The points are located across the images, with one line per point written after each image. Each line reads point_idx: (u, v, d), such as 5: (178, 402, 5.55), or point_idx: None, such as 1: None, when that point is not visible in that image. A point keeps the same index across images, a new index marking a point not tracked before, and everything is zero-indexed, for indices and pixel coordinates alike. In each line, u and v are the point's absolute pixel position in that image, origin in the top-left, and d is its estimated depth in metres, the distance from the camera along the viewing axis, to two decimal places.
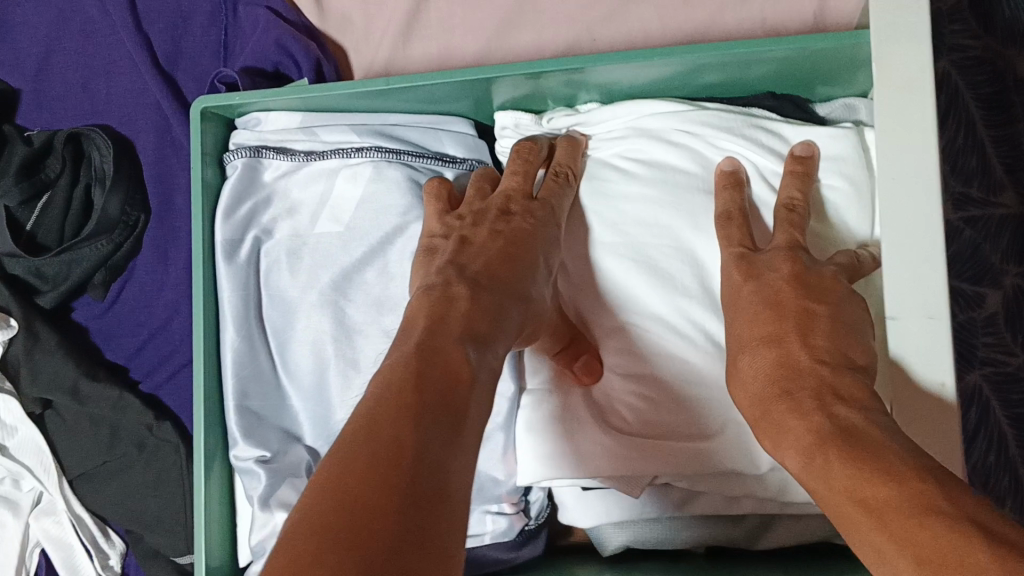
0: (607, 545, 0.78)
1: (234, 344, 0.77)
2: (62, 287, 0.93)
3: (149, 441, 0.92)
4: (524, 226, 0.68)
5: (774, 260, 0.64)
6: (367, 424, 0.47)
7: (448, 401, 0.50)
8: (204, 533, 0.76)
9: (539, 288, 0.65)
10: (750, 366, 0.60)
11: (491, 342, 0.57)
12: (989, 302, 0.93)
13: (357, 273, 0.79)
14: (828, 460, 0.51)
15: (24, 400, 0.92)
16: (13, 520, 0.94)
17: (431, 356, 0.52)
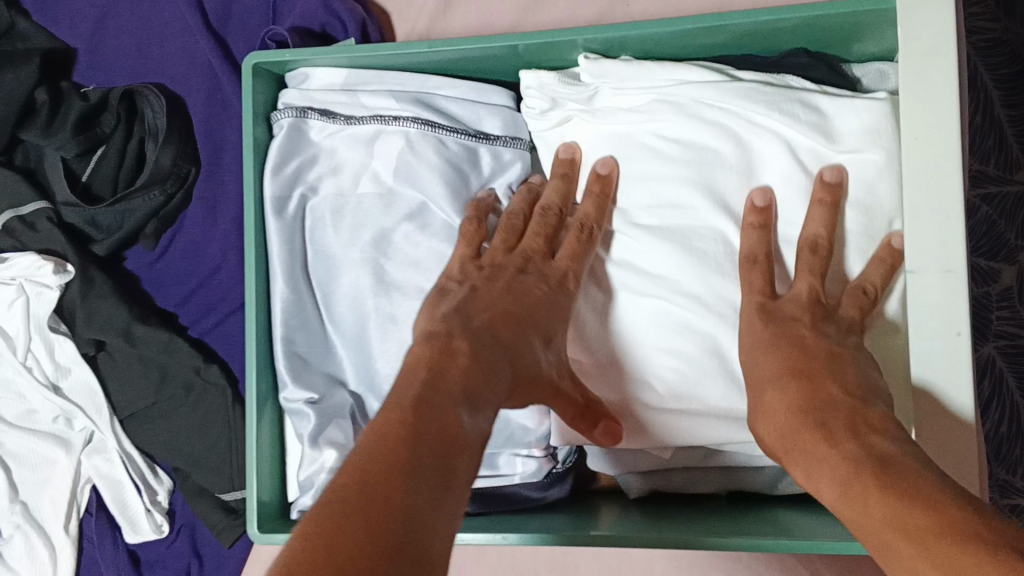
0: (631, 491, 0.84)
1: (283, 295, 0.80)
2: (116, 235, 0.98)
3: (196, 382, 0.98)
4: (521, 284, 0.72)
5: (797, 307, 0.69)
6: (355, 472, 0.49)
7: (439, 454, 0.53)
8: (257, 469, 0.79)
9: (534, 342, 0.68)
10: (780, 413, 0.64)
11: (483, 405, 0.59)
12: (1003, 277, 1.06)
13: (395, 233, 0.81)
14: (860, 487, 0.55)
15: (79, 342, 0.97)
16: (66, 457, 0.99)
17: (426, 412, 0.55)
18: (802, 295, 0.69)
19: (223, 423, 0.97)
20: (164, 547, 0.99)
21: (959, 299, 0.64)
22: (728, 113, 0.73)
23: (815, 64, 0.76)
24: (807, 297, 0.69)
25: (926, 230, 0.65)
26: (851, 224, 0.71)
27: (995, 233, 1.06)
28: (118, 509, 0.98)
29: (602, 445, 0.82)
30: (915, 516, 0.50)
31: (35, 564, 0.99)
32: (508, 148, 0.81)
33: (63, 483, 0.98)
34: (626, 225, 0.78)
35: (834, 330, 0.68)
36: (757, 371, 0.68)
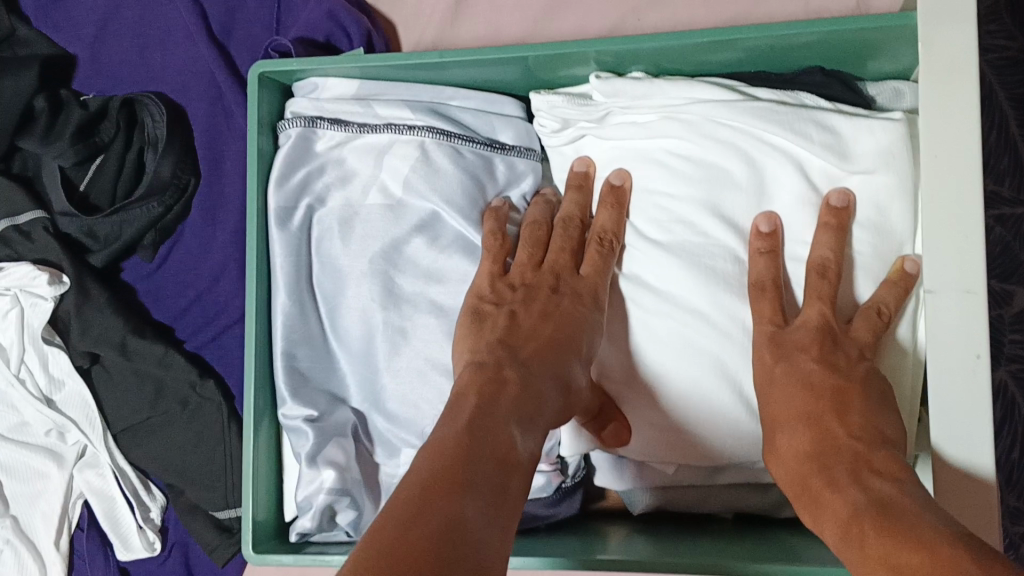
0: (637, 507, 0.82)
1: (286, 306, 0.78)
2: (114, 245, 0.96)
3: (193, 398, 0.95)
4: (561, 304, 0.70)
5: (802, 338, 0.66)
6: (417, 487, 0.51)
7: (496, 476, 0.54)
8: (251, 486, 0.77)
9: (575, 370, 0.67)
10: (790, 456, 0.62)
11: (535, 427, 0.60)
12: (1015, 300, 1.05)
13: (405, 244, 0.79)
14: (863, 538, 0.52)
15: (73, 353, 0.95)
16: (58, 471, 0.97)
17: (485, 432, 0.56)
18: (816, 326, 0.66)
19: (219, 439, 0.94)
20: (156, 565, 0.97)
21: (977, 317, 0.60)
22: (738, 131, 0.71)
23: (830, 82, 0.74)
24: (826, 325, 0.66)
25: (943, 241, 0.61)
26: (859, 245, 0.69)
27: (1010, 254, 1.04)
28: (110, 526, 0.96)
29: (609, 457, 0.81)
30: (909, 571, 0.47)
31: None
32: (524, 159, 0.81)
33: (54, 497, 0.97)
34: (636, 239, 0.76)
35: (841, 352, 0.65)
36: (769, 409, 0.65)
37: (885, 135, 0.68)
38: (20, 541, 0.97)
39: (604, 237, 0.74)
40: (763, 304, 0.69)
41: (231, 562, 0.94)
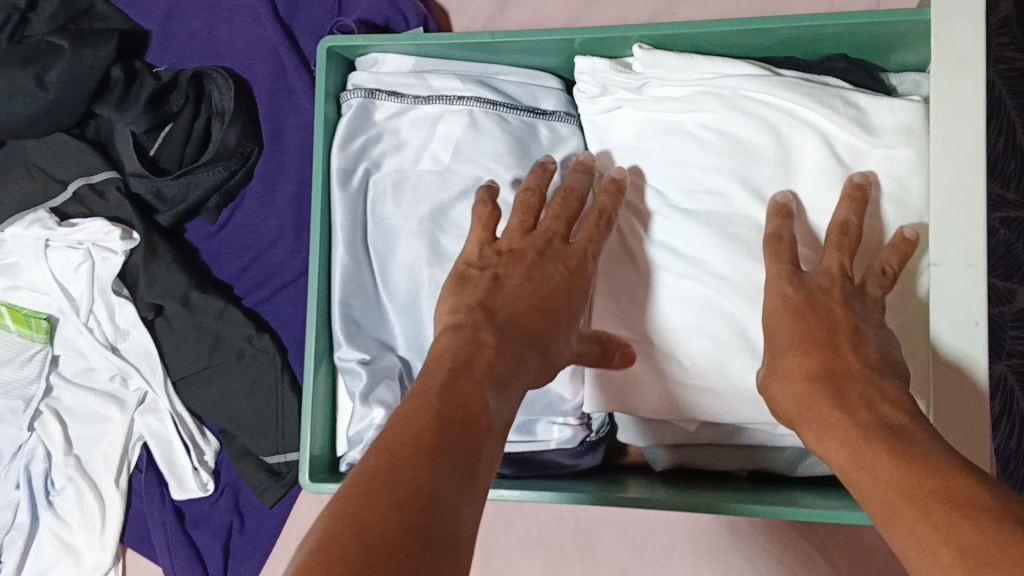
0: (659, 464, 0.89)
1: (343, 260, 0.85)
2: (179, 207, 1.04)
3: (247, 351, 1.03)
4: (540, 273, 0.71)
5: (824, 282, 0.72)
6: (383, 454, 0.49)
7: (468, 439, 0.52)
8: (310, 422, 0.84)
9: (552, 340, 0.67)
10: (796, 384, 0.67)
11: (510, 393, 0.60)
12: (1018, 297, 1.11)
13: (452, 207, 0.86)
14: (866, 459, 0.57)
15: (140, 305, 1.02)
16: (120, 414, 1.04)
17: (456, 398, 0.55)
18: (826, 283, 0.72)
19: (272, 388, 1.02)
20: (208, 505, 1.04)
21: (977, 288, 0.70)
22: (767, 107, 0.79)
23: (852, 69, 0.82)
24: (830, 283, 0.72)
25: (952, 226, 0.71)
26: (884, 214, 0.78)
27: (1013, 254, 1.11)
28: (167, 467, 1.03)
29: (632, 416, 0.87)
30: (911, 483, 0.52)
31: (83, 514, 1.05)
32: (565, 123, 0.87)
33: (116, 440, 1.04)
34: (669, 208, 0.82)
35: (853, 301, 0.71)
36: (779, 344, 0.71)
37: (904, 115, 0.78)
38: (82, 479, 1.04)
39: (604, 215, 0.78)
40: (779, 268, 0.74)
41: (279, 503, 1.02)
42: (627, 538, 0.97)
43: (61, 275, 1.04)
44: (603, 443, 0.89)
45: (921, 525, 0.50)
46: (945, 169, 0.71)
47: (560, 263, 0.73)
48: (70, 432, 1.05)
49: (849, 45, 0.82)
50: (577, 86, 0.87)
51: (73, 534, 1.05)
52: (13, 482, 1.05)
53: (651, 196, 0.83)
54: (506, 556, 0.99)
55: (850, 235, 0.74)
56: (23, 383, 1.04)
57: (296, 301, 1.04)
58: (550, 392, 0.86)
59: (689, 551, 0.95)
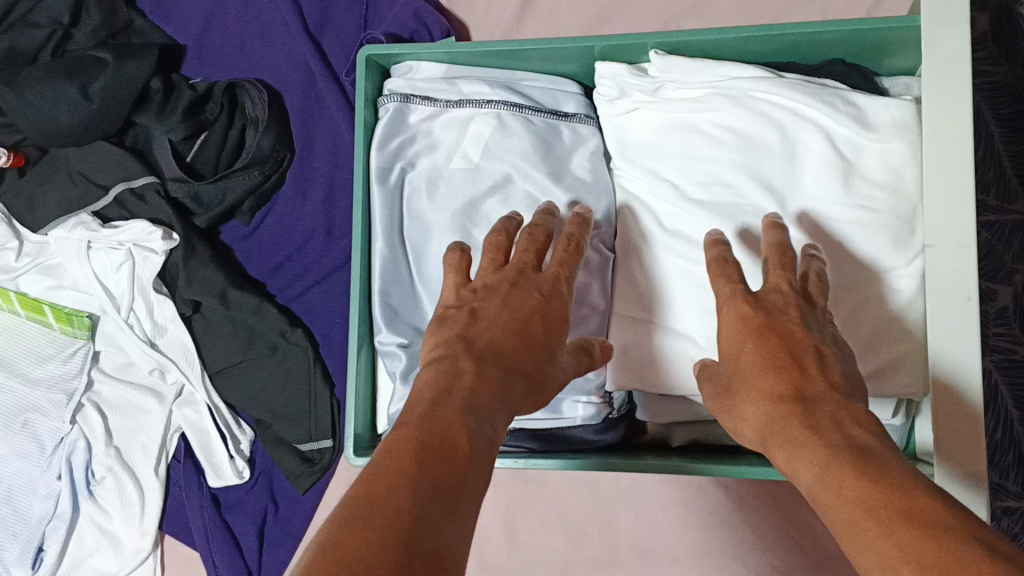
0: (674, 440, 0.95)
1: (382, 251, 0.92)
2: (216, 210, 1.10)
3: (283, 345, 1.08)
4: (513, 303, 0.73)
5: (783, 303, 0.75)
6: (368, 487, 0.49)
7: (452, 471, 0.52)
8: (354, 401, 0.90)
9: (534, 369, 0.69)
10: (763, 408, 0.66)
11: (493, 417, 0.60)
12: (999, 296, 1.18)
13: (482, 202, 0.93)
14: (829, 477, 0.56)
15: (179, 302, 1.08)
16: (159, 406, 1.09)
17: (438, 432, 0.55)
18: (787, 314, 0.73)
19: (306, 380, 1.08)
20: (243, 492, 1.10)
21: (968, 265, 0.78)
22: (773, 105, 0.87)
23: (850, 73, 0.90)
24: (785, 310, 0.74)
25: (948, 209, 0.79)
26: (883, 203, 0.86)
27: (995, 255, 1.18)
28: (204, 456, 1.08)
29: (649, 395, 0.93)
30: (872, 499, 0.52)
31: (123, 503, 1.10)
32: (586, 124, 0.94)
33: (156, 431, 1.09)
34: (684, 199, 0.89)
35: (811, 324, 0.74)
36: (746, 369, 0.70)
37: (897, 113, 0.86)
38: (123, 470, 1.09)
39: (572, 241, 0.84)
40: (748, 300, 0.75)
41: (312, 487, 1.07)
42: (644, 517, 1.03)
43: (102, 274, 1.09)
44: (623, 421, 0.96)
45: (883, 542, 0.49)
46: (936, 158, 0.80)
47: (536, 294, 0.75)
48: (111, 424, 1.10)
49: (845, 51, 0.91)
50: (598, 89, 0.94)
51: (112, 522, 1.10)
52: (56, 472, 1.10)
53: (668, 189, 0.90)
54: (528, 536, 1.05)
55: (784, 258, 0.79)
56: (65, 377, 1.09)
57: (327, 297, 1.11)
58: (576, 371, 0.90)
59: (702, 528, 1.01)
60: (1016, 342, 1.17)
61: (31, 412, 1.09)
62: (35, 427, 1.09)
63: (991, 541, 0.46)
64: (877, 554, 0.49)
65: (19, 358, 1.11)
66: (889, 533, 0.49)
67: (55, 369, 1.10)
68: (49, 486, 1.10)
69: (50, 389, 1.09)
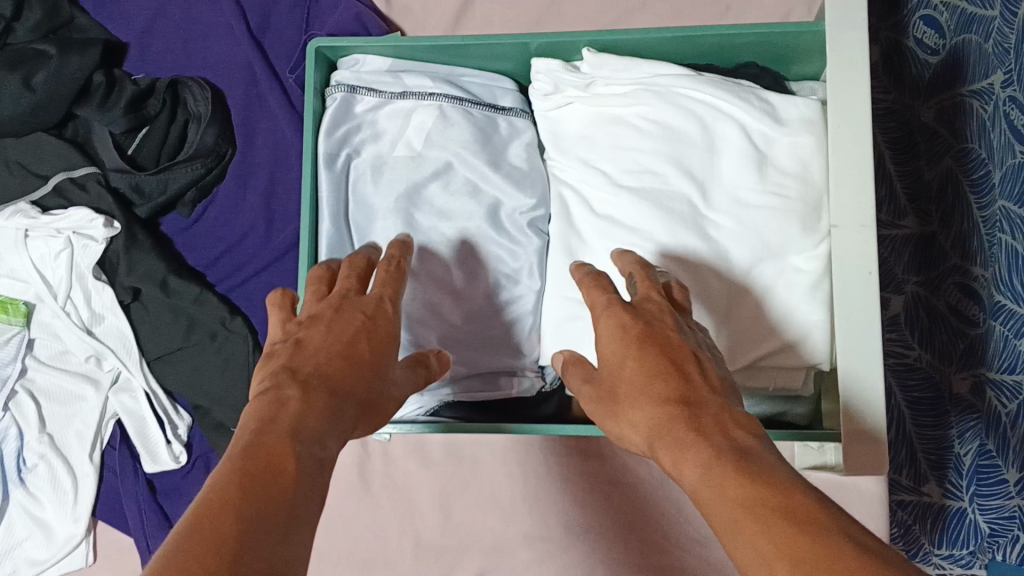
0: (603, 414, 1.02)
1: (328, 231, 0.96)
2: (157, 200, 1.13)
3: (221, 333, 1.11)
4: (339, 326, 0.69)
5: (655, 309, 0.73)
6: (195, 531, 0.45)
7: (285, 502, 0.50)
8: None
9: (365, 385, 0.66)
10: (645, 413, 0.65)
11: (322, 436, 0.57)
12: (892, 304, 1.30)
13: (423, 187, 0.98)
14: (710, 485, 0.56)
15: (118, 291, 1.10)
16: (95, 392, 1.11)
17: (271, 464, 0.52)
18: (652, 320, 0.72)
19: (243, 366, 1.09)
20: (180, 476, 1.11)
21: (870, 241, 0.87)
22: (694, 101, 0.95)
23: (762, 74, 0.99)
24: (660, 317, 0.72)
25: (855, 191, 0.88)
26: (794, 190, 0.93)
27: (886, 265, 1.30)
28: (141, 442, 1.10)
29: None
30: (758, 503, 0.52)
31: (57, 490, 1.10)
32: (521, 118, 1.01)
33: (92, 418, 1.10)
34: (613, 185, 0.95)
35: (683, 330, 0.73)
36: (626, 372, 0.69)
37: (805, 110, 0.95)
38: (55, 456, 1.10)
39: (393, 263, 0.82)
40: (619, 307, 0.73)
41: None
42: (573, 495, 1.08)
43: (40, 263, 1.11)
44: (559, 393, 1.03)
45: (773, 543, 0.49)
46: (841, 144, 0.89)
47: (360, 314, 0.71)
48: (44, 412, 1.11)
49: (760, 54, 1.00)
50: (533, 84, 1.02)
51: (44, 510, 1.10)
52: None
53: (599, 177, 0.96)
54: (462, 514, 1.08)
55: (653, 285, 0.77)
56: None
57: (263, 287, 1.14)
58: (511, 347, 0.97)
59: (628, 504, 1.07)
60: (908, 346, 1.29)
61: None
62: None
63: (868, 543, 0.48)
64: (766, 557, 0.49)
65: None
66: (778, 534, 0.50)
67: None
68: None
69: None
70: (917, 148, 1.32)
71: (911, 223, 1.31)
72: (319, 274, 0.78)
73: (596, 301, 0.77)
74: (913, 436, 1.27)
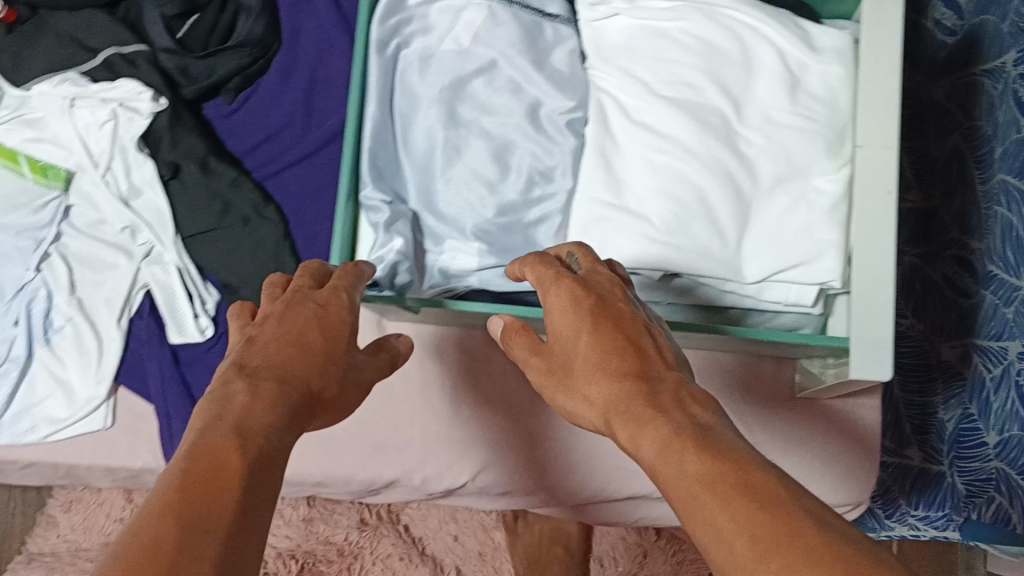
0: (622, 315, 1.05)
1: (374, 111, 1.01)
2: (204, 83, 1.16)
3: (252, 218, 1.14)
4: (287, 320, 0.61)
5: (605, 284, 0.66)
6: (133, 549, 0.42)
7: (227, 500, 0.47)
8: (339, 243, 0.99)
9: (322, 383, 0.60)
10: (600, 391, 0.59)
11: (265, 433, 0.52)
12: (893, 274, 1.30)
13: (468, 81, 1.03)
14: (668, 468, 0.51)
15: (159, 165, 1.13)
16: (128, 262, 1.14)
17: (213, 461, 0.48)
18: (600, 298, 0.63)
19: (273, 250, 1.13)
20: (202, 349, 1.14)
21: (890, 162, 0.88)
22: (734, 21, 1.00)
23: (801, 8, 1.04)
24: (610, 295, 0.65)
25: (876, 110, 0.89)
26: (822, 114, 0.97)
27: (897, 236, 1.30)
28: (167, 314, 1.13)
29: None
30: (718, 483, 0.48)
31: (80, 354, 1.12)
32: (566, 26, 1.05)
33: (121, 286, 1.13)
34: (651, 93, 1.00)
35: (635, 304, 0.66)
36: (578, 348, 0.62)
37: (837, 42, 0.99)
38: (82, 319, 1.12)
39: (349, 270, 0.71)
40: (567, 280, 0.65)
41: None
42: None
43: (83, 133, 1.13)
44: None
45: (734, 528, 0.46)
46: (870, 66, 0.89)
47: (310, 306, 0.63)
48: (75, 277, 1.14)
49: None
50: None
51: (66, 372, 1.13)
52: (13, 317, 1.13)
53: (638, 86, 1.00)
54: (472, 412, 1.14)
55: (598, 266, 0.68)
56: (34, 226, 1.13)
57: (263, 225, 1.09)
58: (536, 243, 1.01)
59: None
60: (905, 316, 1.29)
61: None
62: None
63: (846, 531, 0.45)
64: (730, 540, 0.46)
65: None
66: (740, 513, 0.46)
67: (23, 219, 1.13)
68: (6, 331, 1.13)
69: (17, 236, 1.13)
70: (928, 123, 1.34)
71: (916, 196, 1.32)
72: (272, 284, 0.67)
73: (540, 276, 0.68)
74: (900, 401, 1.30)
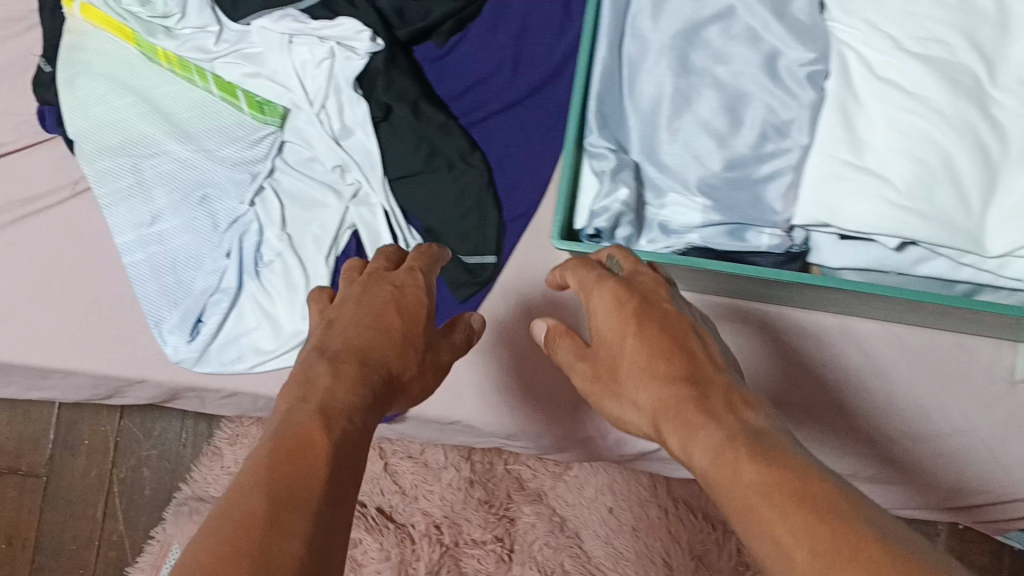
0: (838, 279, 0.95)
1: (603, 55, 0.96)
2: (418, 24, 1.15)
3: (459, 168, 1.12)
4: (359, 308, 0.66)
5: (649, 286, 0.67)
6: (236, 533, 0.50)
7: (315, 480, 0.54)
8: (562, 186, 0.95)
9: (399, 364, 0.65)
10: (651, 396, 0.62)
11: (348, 411, 0.59)
12: None
13: (704, 27, 0.95)
14: (725, 478, 0.54)
15: (372, 108, 1.12)
16: (336, 201, 1.14)
17: (298, 449, 0.55)
18: (639, 303, 0.65)
19: (477, 204, 1.12)
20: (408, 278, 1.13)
21: None
22: None
23: None
24: (648, 297, 0.66)
25: None
26: None
27: None
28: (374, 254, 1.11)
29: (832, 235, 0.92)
30: (768, 490, 0.51)
31: (288, 287, 1.12)
32: None
33: (331, 225, 1.13)
34: (900, 47, 0.90)
35: (680, 304, 0.67)
36: (621, 354, 0.64)
37: None
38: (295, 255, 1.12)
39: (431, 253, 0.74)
40: (608, 284, 0.67)
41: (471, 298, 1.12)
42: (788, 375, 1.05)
43: (300, 71, 1.13)
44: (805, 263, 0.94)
45: (780, 538, 0.49)
46: None
47: (390, 290, 0.68)
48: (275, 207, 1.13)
49: None
50: None
51: (273, 305, 1.13)
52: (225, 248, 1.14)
53: (885, 38, 0.90)
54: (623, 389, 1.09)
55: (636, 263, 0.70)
56: (251, 160, 1.15)
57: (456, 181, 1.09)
58: (764, 204, 0.92)
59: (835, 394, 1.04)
60: None
61: (212, 191, 1.15)
62: (213, 204, 1.15)
63: (888, 533, 0.47)
64: (784, 546, 0.49)
65: (203, 137, 1.16)
66: (789, 521, 0.49)
67: (242, 153, 1.15)
68: (216, 261, 1.14)
69: (234, 169, 1.15)
70: None
71: None
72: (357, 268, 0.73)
73: (582, 279, 0.71)
74: None
